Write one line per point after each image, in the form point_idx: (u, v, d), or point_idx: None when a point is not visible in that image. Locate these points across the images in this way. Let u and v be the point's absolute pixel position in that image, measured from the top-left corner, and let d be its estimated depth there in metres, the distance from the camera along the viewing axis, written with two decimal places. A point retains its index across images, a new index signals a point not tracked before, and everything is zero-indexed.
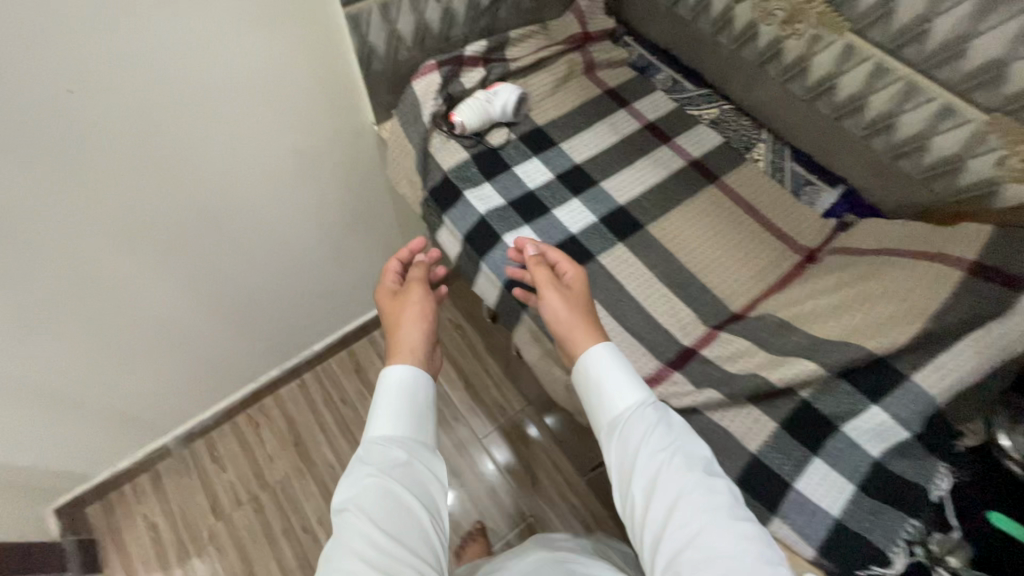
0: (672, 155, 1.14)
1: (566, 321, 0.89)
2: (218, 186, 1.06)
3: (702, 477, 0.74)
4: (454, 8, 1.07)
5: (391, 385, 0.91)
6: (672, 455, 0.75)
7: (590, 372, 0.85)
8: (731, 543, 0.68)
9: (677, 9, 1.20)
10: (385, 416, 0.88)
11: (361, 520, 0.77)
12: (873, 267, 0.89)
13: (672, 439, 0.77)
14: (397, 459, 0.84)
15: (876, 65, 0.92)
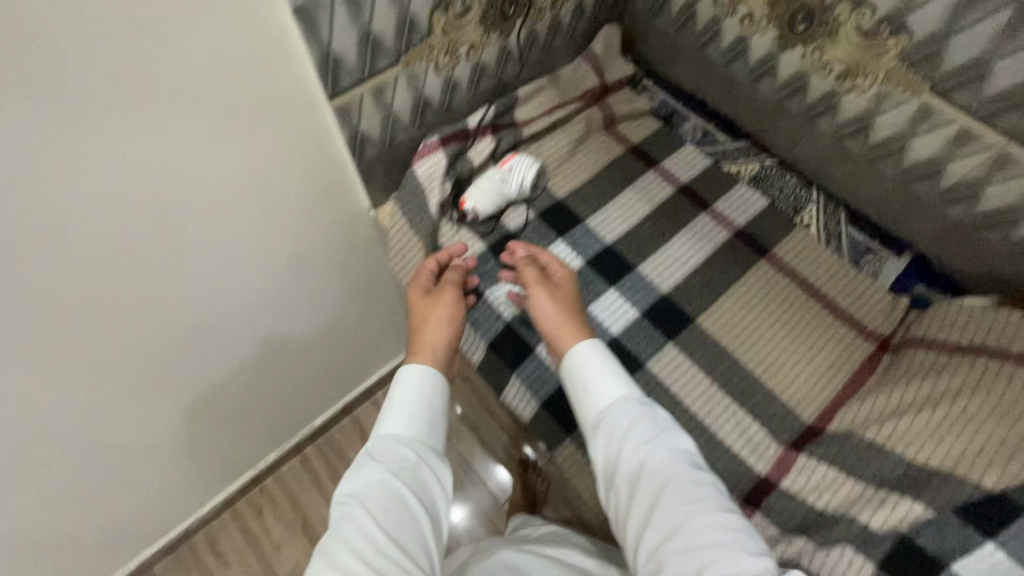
0: (713, 225, 1.00)
1: (553, 321, 0.85)
2: (192, 307, 0.88)
3: (690, 474, 0.71)
4: (457, 77, 0.91)
5: (408, 380, 0.83)
6: (659, 450, 0.73)
7: (574, 366, 0.81)
8: (719, 535, 0.66)
9: (706, 52, 1.05)
10: (398, 412, 0.80)
11: (359, 519, 0.68)
12: (975, 377, 0.75)
13: (659, 435, 0.75)
14: (405, 461, 0.75)
15: (960, 131, 0.79)
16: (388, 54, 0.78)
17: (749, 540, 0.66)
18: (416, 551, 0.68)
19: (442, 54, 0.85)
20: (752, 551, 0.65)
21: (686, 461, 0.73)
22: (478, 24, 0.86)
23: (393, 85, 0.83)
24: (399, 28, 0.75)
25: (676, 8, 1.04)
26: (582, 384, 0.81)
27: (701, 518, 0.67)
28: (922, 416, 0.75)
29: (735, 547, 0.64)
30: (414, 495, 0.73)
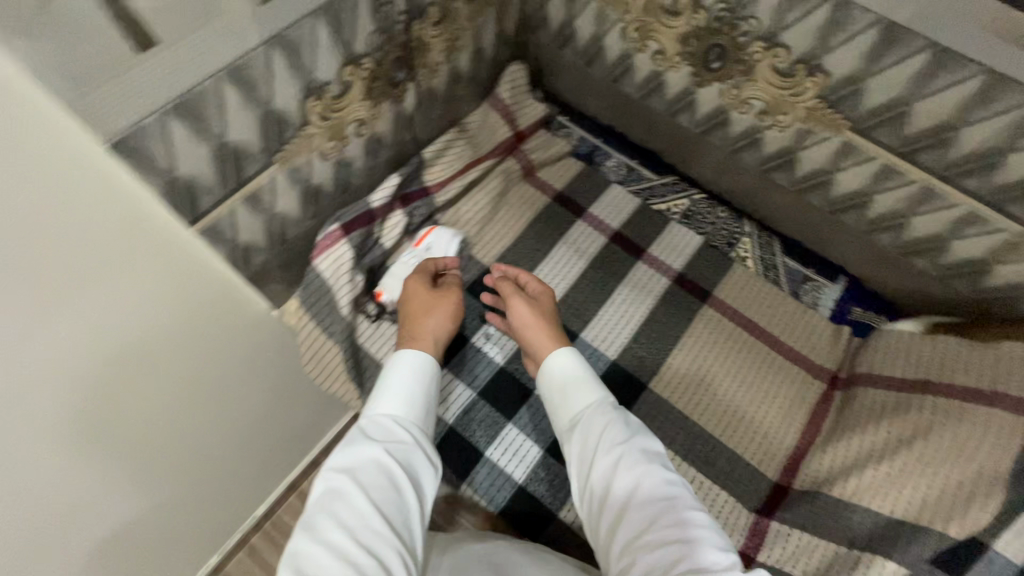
0: (652, 274, 0.95)
1: (531, 328, 0.76)
2: (71, 527, 0.68)
3: (669, 476, 0.62)
4: (349, 156, 0.79)
5: (400, 362, 0.73)
6: (633, 446, 0.63)
7: (549, 369, 0.72)
8: (696, 540, 0.55)
9: (620, 86, 0.98)
10: (396, 392, 0.71)
11: (351, 498, 0.60)
12: (926, 419, 0.74)
13: (635, 433, 0.65)
14: (403, 443, 0.67)
15: (885, 166, 0.77)
16: (257, 158, 0.64)
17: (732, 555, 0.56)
18: (407, 542, 0.60)
19: (326, 139, 0.72)
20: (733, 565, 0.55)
21: (665, 464, 0.63)
22: (364, 99, 0.73)
23: (272, 186, 0.69)
24: (265, 127, 0.62)
25: (582, 42, 0.96)
26: (554, 392, 0.72)
27: (676, 524, 0.57)
28: (884, 465, 0.73)
29: (712, 557, 0.54)
30: (412, 479, 0.65)
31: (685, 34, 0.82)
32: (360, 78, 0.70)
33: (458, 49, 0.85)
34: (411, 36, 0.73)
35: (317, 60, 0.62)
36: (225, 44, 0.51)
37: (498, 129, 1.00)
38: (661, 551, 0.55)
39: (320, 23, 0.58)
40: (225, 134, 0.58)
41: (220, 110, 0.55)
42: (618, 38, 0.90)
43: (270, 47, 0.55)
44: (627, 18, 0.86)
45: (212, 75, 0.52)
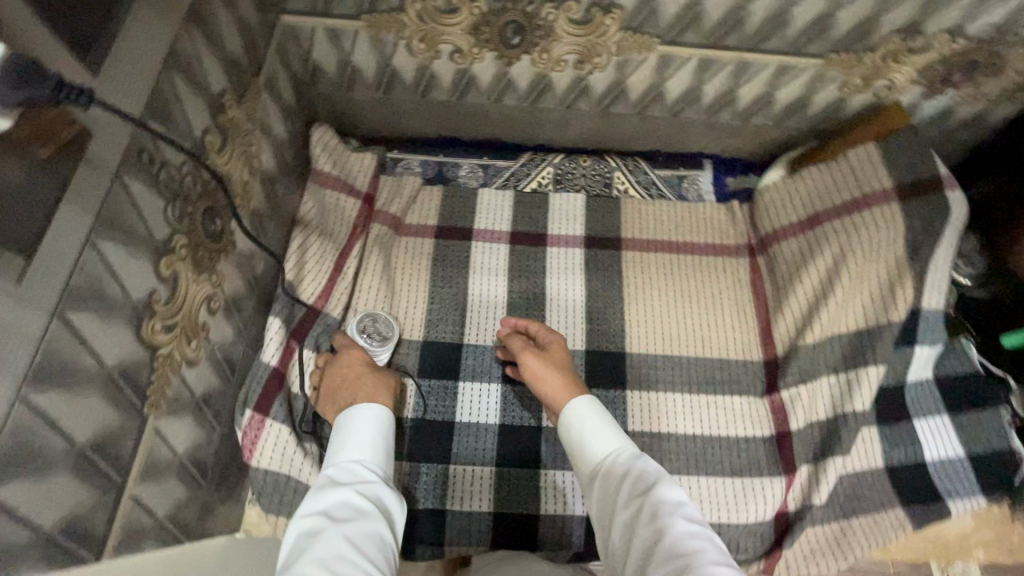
0: (564, 252, 0.94)
1: (540, 372, 0.72)
2: None
3: (693, 530, 0.50)
4: (217, 339, 0.64)
5: (359, 413, 0.61)
6: (648, 494, 0.54)
7: (562, 420, 0.66)
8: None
9: (432, 98, 0.91)
10: (360, 436, 0.59)
11: (321, 540, 0.47)
12: (838, 243, 0.85)
13: (656, 479, 0.55)
14: (372, 480, 0.55)
15: (701, 61, 0.81)
16: (126, 429, 0.49)
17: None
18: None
19: (185, 346, 0.58)
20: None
21: (692, 515, 0.52)
22: (197, 276, 0.59)
23: (160, 438, 0.54)
24: (115, 395, 0.47)
25: (371, 75, 0.86)
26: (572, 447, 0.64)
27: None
28: (833, 297, 0.83)
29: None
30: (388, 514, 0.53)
31: (474, 25, 0.76)
32: (181, 260, 0.55)
33: (255, 155, 0.71)
34: (206, 180, 0.59)
35: (126, 282, 0.47)
36: (8, 356, 0.36)
37: (340, 204, 0.88)
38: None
39: (104, 243, 0.44)
40: (74, 442, 0.43)
41: (53, 423, 0.40)
42: (407, 55, 0.82)
43: (65, 314, 0.41)
44: (406, 34, 0.78)
45: (14, 400, 0.37)
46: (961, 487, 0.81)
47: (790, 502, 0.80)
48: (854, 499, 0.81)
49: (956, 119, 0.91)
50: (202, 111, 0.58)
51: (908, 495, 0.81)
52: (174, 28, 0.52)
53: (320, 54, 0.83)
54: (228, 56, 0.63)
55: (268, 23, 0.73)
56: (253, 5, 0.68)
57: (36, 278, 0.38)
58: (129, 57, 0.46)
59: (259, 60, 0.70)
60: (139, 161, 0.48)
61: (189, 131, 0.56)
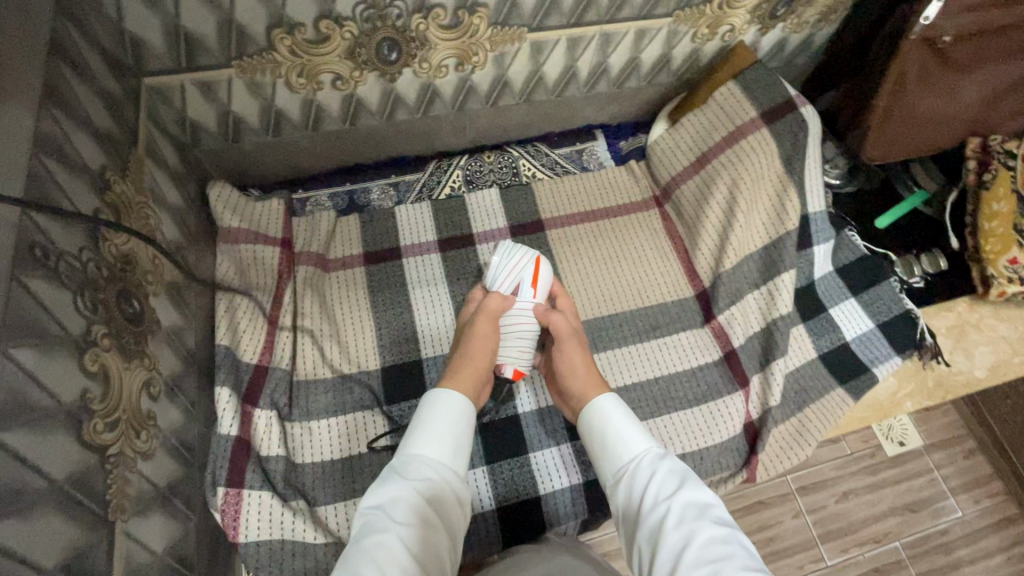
0: (493, 245, 0.97)
1: (575, 372, 0.75)
2: None
3: (722, 534, 0.53)
4: (165, 424, 0.61)
5: (436, 401, 0.66)
6: (674, 498, 0.57)
7: (593, 418, 0.70)
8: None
9: (324, 129, 0.90)
10: (434, 426, 0.64)
11: (380, 539, 0.53)
12: (728, 175, 0.94)
13: (684, 485, 0.58)
14: (436, 471, 0.61)
15: (569, 40, 0.87)
16: (93, 541, 0.45)
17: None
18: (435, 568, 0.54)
19: (134, 439, 0.54)
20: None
21: (721, 519, 0.55)
22: (127, 364, 0.55)
23: (133, 542, 0.51)
24: (72, 509, 0.43)
25: (255, 120, 0.84)
26: (599, 443, 0.68)
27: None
28: (737, 222, 0.92)
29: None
30: (444, 501, 0.60)
31: (348, 50, 0.77)
32: (106, 351, 0.52)
33: (155, 226, 0.68)
34: (109, 262, 0.56)
35: (51, 386, 0.44)
36: None
37: (259, 255, 0.85)
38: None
39: (16, 351, 0.41)
40: (41, 568, 0.39)
41: (11, 555, 0.37)
42: (288, 93, 0.81)
43: None
44: (282, 72, 0.77)
45: None
46: (880, 353, 0.94)
47: (753, 411, 0.88)
48: (802, 392, 0.91)
49: (791, 46, 1.04)
50: (85, 192, 0.54)
51: (843, 375, 0.92)
52: (31, 111, 0.49)
53: (195, 109, 0.79)
54: (98, 130, 0.60)
55: (131, 89, 0.69)
56: (109, 74, 0.65)
57: None
58: None
59: (130, 129, 0.67)
60: (31, 257, 0.44)
61: (77, 216, 0.52)
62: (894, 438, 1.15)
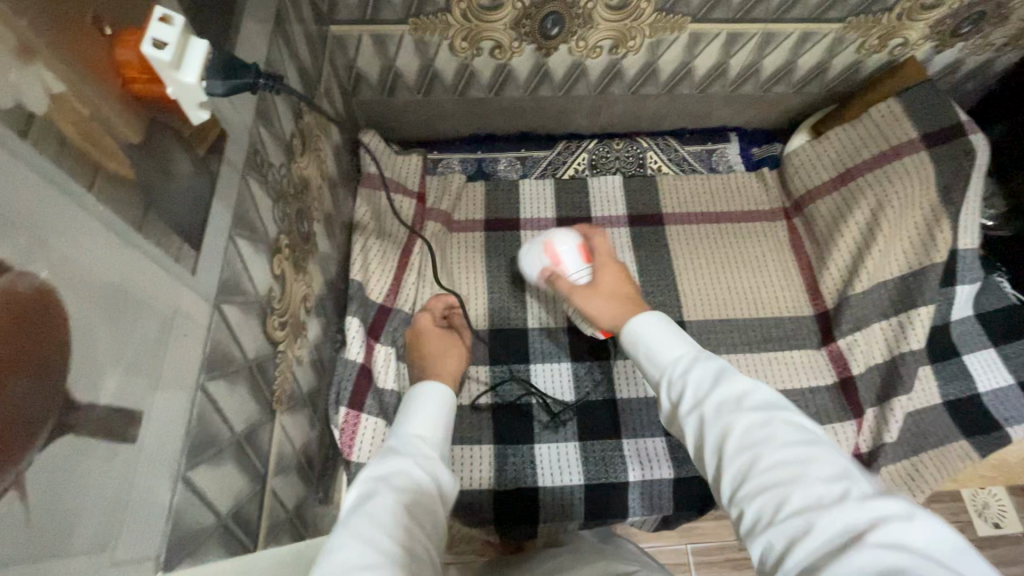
0: (610, 232, 0.98)
1: (616, 294, 0.69)
2: None
3: (765, 412, 0.44)
4: (310, 338, 0.66)
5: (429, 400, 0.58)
6: (716, 387, 0.47)
7: (626, 339, 0.61)
8: (817, 480, 0.38)
9: (470, 95, 0.94)
10: (425, 419, 0.55)
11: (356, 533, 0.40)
12: (873, 195, 0.89)
13: (717, 374, 0.48)
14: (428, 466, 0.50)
15: (729, 35, 0.86)
16: (263, 420, 0.50)
17: (875, 490, 0.38)
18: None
19: (293, 343, 0.59)
20: (876, 498, 0.37)
21: (770, 396, 0.46)
22: (296, 276, 0.61)
23: (283, 433, 0.56)
24: (255, 387, 0.49)
25: (412, 78, 0.89)
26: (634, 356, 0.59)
27: (777, 479, 0.40)
28: (875, 245, 0.87)
29: (844, 497, 0.37)
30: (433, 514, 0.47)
31: (515, 20, 0.79)
32: (285, 258, 0.57)
33: (322, 160, 0.74)
34: (296, 183, 0.62)
35: (254, 277, 0.49)
36: (190, 343, 0.37)
37: (395, 204, 0.90)
38: (782, 514, 0.38)
39: (238, 239, 0.46)
40: (235, 431, 0.44)
41: (219, 410, 0.42)
42: (448, 54, 0.85)
43: (221, 307, 0.42)
44: (449, 34, 0.81)
45: (195, 387, 0.38)
46: (1018, 413, 0.85)
47: (862, 444, 0.83)
48: (918, 436, 0.85)
49: (964, 69, 0.97)
50: (289, 116, 0.60)
51: (968, 428, 0.85)
52: (267, 35, 0.54)
53: (364, 61, 0.86)
54: (300, 63, 0.66)
55: (323, 33, 0.76)
56: (311, 17, 0.71)
57: (201, 271, 0.39)
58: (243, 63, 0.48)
59: (317, 68, 0.73)
60: (254, 160, 0.50)
61: (283, 136, 0.58)
62: (989, 518, 1.02)
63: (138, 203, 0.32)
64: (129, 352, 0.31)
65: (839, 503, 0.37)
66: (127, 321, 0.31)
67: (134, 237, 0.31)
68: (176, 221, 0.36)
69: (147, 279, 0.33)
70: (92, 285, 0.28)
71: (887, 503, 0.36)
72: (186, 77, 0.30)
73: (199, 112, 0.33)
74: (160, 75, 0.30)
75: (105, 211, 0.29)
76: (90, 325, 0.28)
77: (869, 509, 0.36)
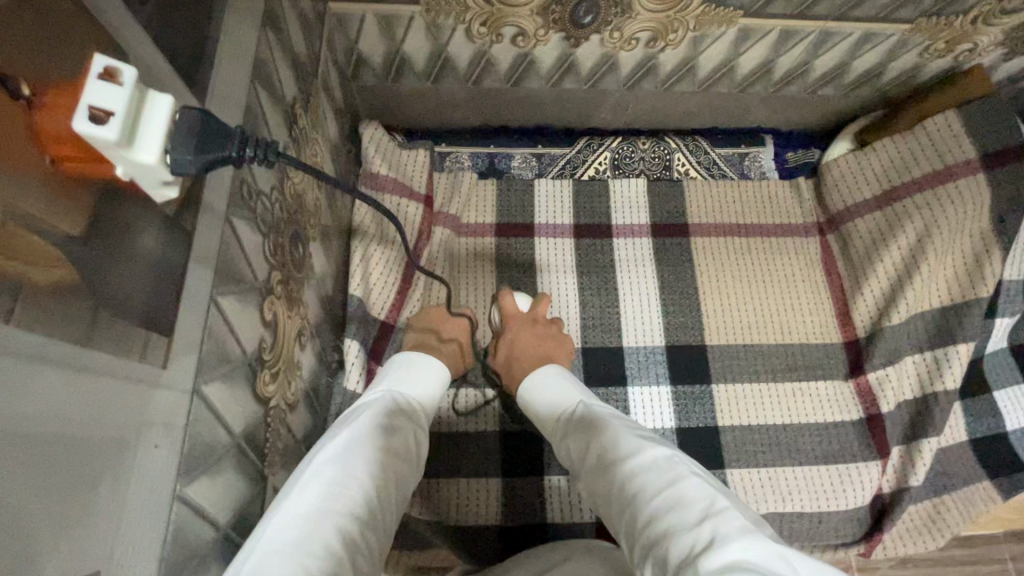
0: (632, 243, 0.90)
1: (525, 351, 0.73)
2: None
3: (677, 462, 0.50)
4: (305, 374, 0.60)
5: (415, 383, 0.61)
6: (617, 453, 0.53)
7: (547, 388, 0.66)
8: (696, 527, 0.43)
9: (484, 85, 0.84)
10: (419, 391, 0.61)
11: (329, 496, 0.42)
12: (920, 220, 0.82)
13: (639, 432, 0.55)
14: (413, 428, 0.55)
15: (782, 33, 0.76)
16: (252, 493, 0.44)
17: (748, 529, 0.42)
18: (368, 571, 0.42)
19: (287, 389, 0.53)
20: (744, 536, 0.41)
21: (660, 451, 0.52)
22: (291, 311, 0.54)
23: (277, 495, 0.50)
24: (244, 465, 0.42)
25: (421, 64, 0.79)
26: (555, 403, 0.64)
27: (689, 513, 0.44)
28: (916, 276, 0.81)
29: (717, 540, 0.41)
30: (400, 475, 0.51)
31: (543, 6, 0.68)
32: (277, 299, 0.49)
33: (320, 165, 0.65)
34: (290, 204, 0.53)
35: (243, 336, 0.42)
36: (164, 453, 0.31)
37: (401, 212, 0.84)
38: (671, 567, 0.42)
39: (222, 298, 0.38)
40: (220, 525, 0.38)
41: (202, 513, 0.35)
42: (464, 40, 0.74)
43: (201, 390, 0.35)
44: (467, 17, 0.70)
45: (172, 501, 0.31)
46: None
47: (884, 485, 0.80)
48: (942, 475, 0.81)
49: None
50: (282, 125, 0.51)
51: (995, 468, 0.81)
52: (255, 31, 0.45)
53: (367, 43, 0.75)
54: (294, 56, 0.56)
55: (320, 13, 0.65)
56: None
57: (176, 361, 0.32)
58: (227, 77, 0.39)
59: (314, 57, 0.63)
60: (241, 195, 0.41)
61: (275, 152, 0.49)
62: None
63: (82, 311, 0.25)
64: (74, 506, 0.24)
65: (711, 546, 0.41)
66: (70, 465, 0.24)
67: (78, 359, 0.24)
68: (140, 311, 0.28)
69: (99, 401, 0.25)
70: (14, 441, 0.21)
71: (751, 541, 0.40)
72: (142, 153, 0.22)
73: (163, 190, 0.25)
74: (102, 153, 0.22)
75: (33, 341, 0.21)
76: (15, 495, 0.21)
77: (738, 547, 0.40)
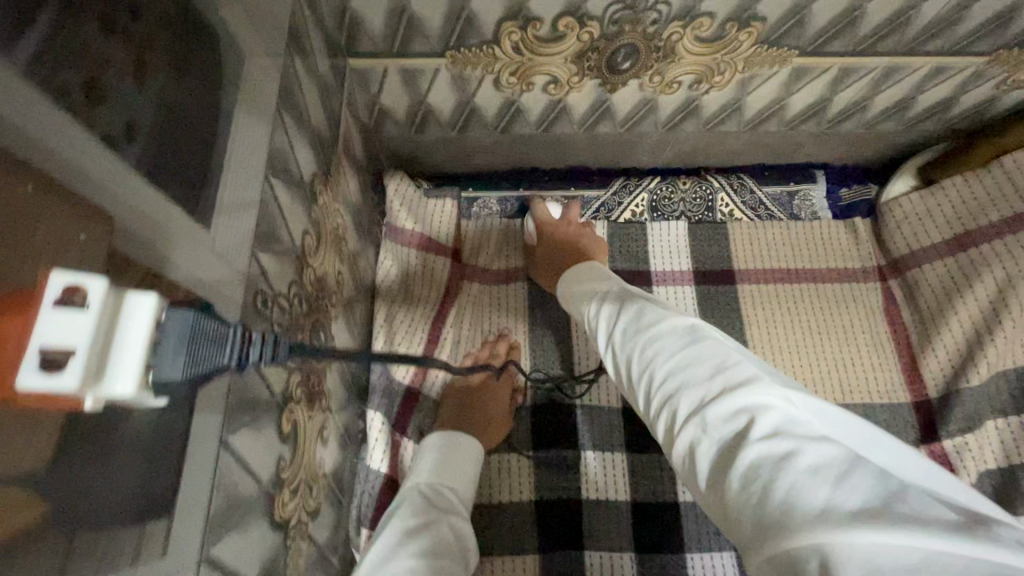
0: (674, 291, 0.84)
1: (559, 253, 0.76)
2: None
3: (692, 325, 0.46)
4: (327, 468, 0.55)
5: (452, 455, 0.60)
6: (628, 323, 0.49)
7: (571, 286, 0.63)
8: (716, 389, 0.40)
9: (512, 132, 0.79)
10: (456, 471, 0.58)
11: None
12: (1001, 269, 0.74)
13: (653, 301, 0.51)
14: (455, 519, 0.52)
15: (841, 70, 0.69)
16: None
17: (771, 386, 0.39)
18: None
19: (307, 497, 0.48)
20: (767, 395, 0.38)
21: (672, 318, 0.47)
22: (310, 410, 0.49)
23: None
24: None
25: (446, 115, 0.74)
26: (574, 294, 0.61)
27: (708, 374, 0.41)
28: (999, 331, 0.72)
29: (743, 404, 0.38)
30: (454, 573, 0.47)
31: (579, 54, 0.63)
32: (297, 403, 0.45)
33: (341, 234, 0.60)
34: (309, 294, 0.49)
35: (257, 469, 0.37)
36: None
37: (425, 265, 0.81)
38: (677, 419, 0.41)
39: (234, 437, 0.34)
40: None
41: None
42: (492, 90, 0.70)
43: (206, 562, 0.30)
44: (495, 68, 0.65)
45: None
46: None
47: None
48: None
49: None
50: (300, 211, 0.47)
51: None
52: (268, 120, 0.40)
53: (390, 97, 0.70)
54: (312, 129, 0.52)
55: (338, 72, 0.61)
56: (325, 59, 0.56)
57: (178, 545, 0.27)
58: (236, 184, 0.35)
59: (333, 121, 0.59)
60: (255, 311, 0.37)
61: (292, 244, 0.45)
62: None
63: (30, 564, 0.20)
64: None
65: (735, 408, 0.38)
66: None
67: None
68: None
69: None
70: None
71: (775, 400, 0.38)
72: (122, 386, 0.20)
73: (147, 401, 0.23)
74: (66, 398, 0.19)
75: None
76: None
77: (763, 407, 0.37)
